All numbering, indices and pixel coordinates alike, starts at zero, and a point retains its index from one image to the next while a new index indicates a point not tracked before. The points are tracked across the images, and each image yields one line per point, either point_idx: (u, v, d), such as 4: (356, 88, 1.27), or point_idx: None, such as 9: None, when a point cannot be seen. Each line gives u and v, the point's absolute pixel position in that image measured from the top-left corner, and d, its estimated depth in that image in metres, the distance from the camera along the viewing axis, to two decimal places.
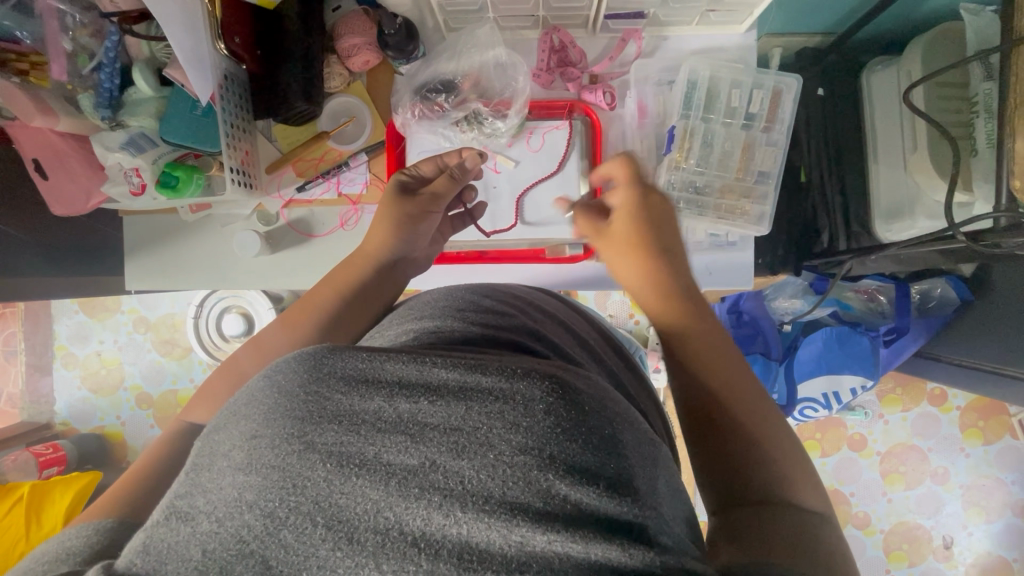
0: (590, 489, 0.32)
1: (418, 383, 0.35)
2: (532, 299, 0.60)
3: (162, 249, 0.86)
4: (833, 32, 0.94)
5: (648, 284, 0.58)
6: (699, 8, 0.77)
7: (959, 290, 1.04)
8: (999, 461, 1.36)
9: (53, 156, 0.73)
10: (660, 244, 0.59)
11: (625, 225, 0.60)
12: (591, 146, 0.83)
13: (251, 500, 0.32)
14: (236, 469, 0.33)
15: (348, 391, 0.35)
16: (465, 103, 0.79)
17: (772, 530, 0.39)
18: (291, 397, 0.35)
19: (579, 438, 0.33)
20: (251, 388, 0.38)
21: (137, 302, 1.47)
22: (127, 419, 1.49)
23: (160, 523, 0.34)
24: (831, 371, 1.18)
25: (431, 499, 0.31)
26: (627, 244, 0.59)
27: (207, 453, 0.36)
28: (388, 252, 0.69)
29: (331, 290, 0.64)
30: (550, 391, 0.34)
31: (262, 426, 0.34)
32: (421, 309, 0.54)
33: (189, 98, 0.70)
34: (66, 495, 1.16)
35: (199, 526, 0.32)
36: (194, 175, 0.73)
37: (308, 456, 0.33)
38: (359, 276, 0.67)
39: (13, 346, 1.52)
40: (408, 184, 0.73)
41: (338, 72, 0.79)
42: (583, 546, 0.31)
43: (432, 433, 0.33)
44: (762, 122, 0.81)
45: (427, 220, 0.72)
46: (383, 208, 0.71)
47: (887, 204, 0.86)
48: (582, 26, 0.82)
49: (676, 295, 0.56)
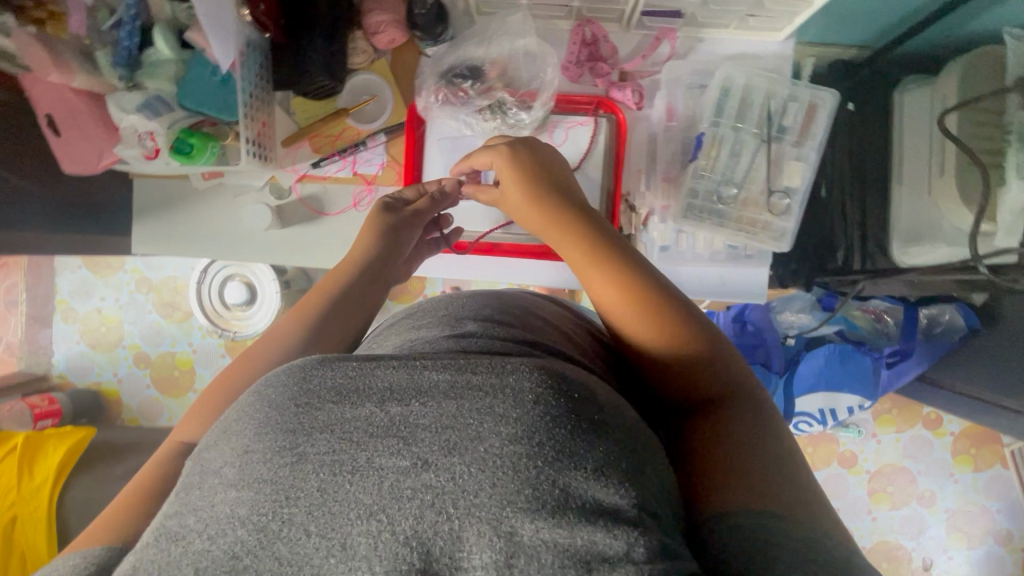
0: (579, 472, 0.33)
1: (408, 387, 0.36)
2: (531, 305, 0.60)
3: (168, 216, 0.85)
4: (871, 45, 0.93)
5: (565, 248, 0.61)
6: (739, 12, 0.75)
7: (968, 318, 1.03)
8: (987, 489, 1.37)
9: (65, 111, 0.71)
10: (564, 208, 0.62)
11: (523, 198, 0.65)
12: (615, 142, 0.80)
13: (244, 516, 0.32)
14: (229, 486, 0.34)
15: (339, 401, 0.36)
16: (490, 92, 0.78)
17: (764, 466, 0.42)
18: (283, 410, 0.36)
19: (569, 424, 0.34)
20: (241, 405, 0.38)
21: (141, 262, 1.46)
22: (124, 377, 1.49)
23: (150, 545, 0.33)
24: (831, 389, 1.18)
25: (422, 499, 0.32)
26: (533, 211, 0.64)
27: (198, 472, 0.36)
28: (373, 257, 0.71)
29: (342, 283, 0.67)
30: (539, 381, 0.35)
31: (254, 441, 0.35)
32: (419, 318, 0.55)
33: (210, 63, 0.69)
34: (59, 450, 1.15)
35: (190, 546, 0.32)
36: (209, 143, 0.72)
37: (301, 467, 0.33)
38: (345, 277, 0.68)
39: (14, 296, 1.52)
40: (395, 203, 0.76)
41: (363, 48, 0.77)
42: (572, 532, 0.32)
43: (422, 434, 0.34)
44: (794, 136, 0.78)
45: (410, 233, 0.76)
46: (367, 222, 0.73)
47: (907, 227, 0.85)
48: (616, 21, 0.80)
49: (591, 249, 0.58)
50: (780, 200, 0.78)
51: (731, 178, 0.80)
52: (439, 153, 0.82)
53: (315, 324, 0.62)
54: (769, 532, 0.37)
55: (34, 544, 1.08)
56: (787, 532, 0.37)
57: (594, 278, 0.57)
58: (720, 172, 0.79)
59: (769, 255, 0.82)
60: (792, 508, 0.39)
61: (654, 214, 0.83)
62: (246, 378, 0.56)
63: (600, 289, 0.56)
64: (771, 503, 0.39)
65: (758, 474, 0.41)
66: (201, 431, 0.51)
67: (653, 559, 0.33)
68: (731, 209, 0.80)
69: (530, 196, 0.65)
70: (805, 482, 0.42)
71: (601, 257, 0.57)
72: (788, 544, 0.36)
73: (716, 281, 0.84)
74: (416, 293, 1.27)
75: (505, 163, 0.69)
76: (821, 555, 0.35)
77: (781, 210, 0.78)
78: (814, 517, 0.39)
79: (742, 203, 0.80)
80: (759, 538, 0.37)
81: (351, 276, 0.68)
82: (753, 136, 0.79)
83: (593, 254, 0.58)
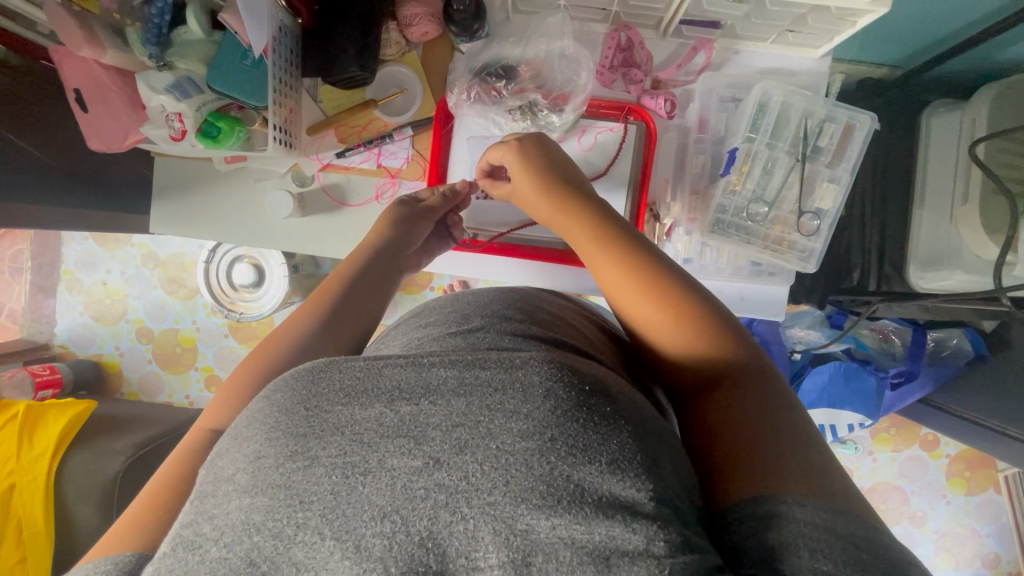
0: (592, 467, 0.33)
1: (417, 385, 0.36)
2: (544, 302, 0.59)
3: (187, 197, 0.85)
4: (901, 66, 0.94)
5: (573, 236, 0.63)
6: (779, 27, 0.74)
7: (976, 344, 1.04)
8: (978, 513, 1.38)
9: (95, 89, 0.71)
10: (570, 195, 0.65)
11: (532, 187, 0.67)
12: (644, 151, 0.80)
13: (259, 523, 0.32)
14: (242, 493, 0.34)
15: (348, 402, 0.35)
16: (523, 92, 0.78)
17: (783, 453, 0.41)
18: (292, 414, 0.35)
19: (581, 418, 0.34)
20: (252, 409, 0.38)
21: (148, 237, 1.45)
22: (125, 350, 1.49)
23: (167, 555, 0.34)
24: (832, 406, 1.18)
25: (436, 499, 0.32)
26: (542, 200, 0.66)
27: (212, 480, 0.36)
28: (387, 247, 0.71)
29: (353, 271, 0.68)
30: (549, 375, 0.35)
31: (265, 446, 0.35)
32: (427, 315, 0.55)
33: (241, 47, 0.69)
34: (60, 421, 1.15)
35: (207, 555, 0.33)
36: (236, 128, 0.72)
37: (313, 470, 0.33)
38: (359, 264, 0.69)
39: (20, 263, 1.52)
40: (410, 198, 0.77)
41: (395, 40, 0.77)
42: (587, 527, 0.32)
43: (433, 433, 0.34)
44: (828, 158, 0.78)
45: (422, 226, 0.76)
46: (383, 216, 0.74)
47: (925, 252, 0.84)
48: (653, 27, 0.79)
49: (596, 234, 0.60)
50: (811, 221, 0.78)
51: (759, 195, 0.80)
52: (466, 150, 0.82)
53: (330, 312, 0.62)
54: (791, 515, 0.37)
55: (29, 514, 1.09)
56: (810, 512, 0.37)
57: (619, 281, 0.56)
58: (751, 188, 0.80)
59: (792, 274, 0.82)
60: (816, 490, 0.38)
61: (678, 225, 0.83)
62: (258, 373, 0.55)
63: (605, 275, 0.58)
64: (792, 484, 0.39)
65: (776, 456, 0.41)
66: (225, 421, 0.50)
67: (673, 552, 0.32)
68: (759, 228, 0.80)
69: (541, 193, 0.66)
70: (825, 459, 0.41)
71: (628, 260, 0.57)
72: (807, 525, 0.36)
73: (735, 294, 0.84)
74: (423, 285, 1.27)
75: (512, 159, 0.69)
76: (844, 536, 0.35)
77: (811, 231, 0.79)
78: (836, 493, 0.38)
79: (771, 221, 0.80)
80: (780, 521, 0.37)
81: (364, 262, 0.69)
82: (786, 155, 0.79)
83: (619, 257, 0.57)
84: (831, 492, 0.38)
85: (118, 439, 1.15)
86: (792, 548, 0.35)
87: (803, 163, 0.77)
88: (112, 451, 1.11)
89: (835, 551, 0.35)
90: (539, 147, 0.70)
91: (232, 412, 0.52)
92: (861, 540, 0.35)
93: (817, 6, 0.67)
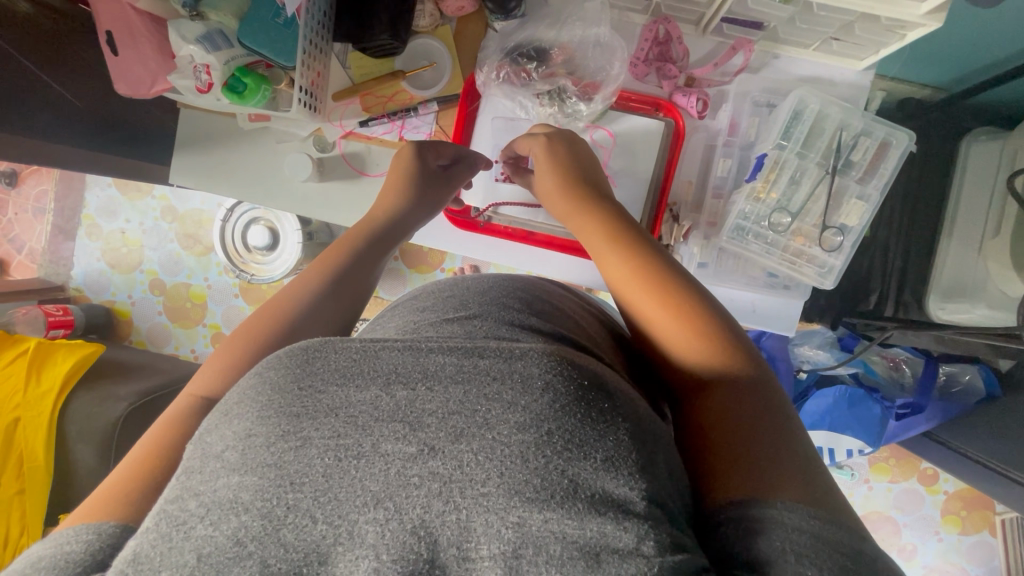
0: (588, 462, 0.32)
1: (414, 370, 0.35)
2: (541, 291, 0.57)
3: (210, 153, 0.85)
4: (945, 88, 0.92)
5: (587, 225, 0.62)
6: (824, 34, 0.72)
7: (989, 383, 1.02)
8: (969, 553, 1.35)
9: (126, 32, 0.71)
10: (590, 188, 0.65)
11: (551, 179, 0.67)
12: (669, 149, 0.80)
13: (247, 502, 0.32)
14: (231, 470, 0.33)
15: (343, 383, 0.35)
16: (553, 78, 0.77)
17: (770, 457, 0.40)
18: (285, 393, 0.35)
19: (578, 413, 0.33)
20: (242, 387, 0.37)
21: (170, 190, 1.47)
22: (137, 300, 1.51)
23: (151, 530, 0.33)
24: (832, 429, 1.14)
25: (430, 487, 0.32)
26: (559, 195, 0.66)
27: (199, 456, 0.35)
28: (401, 205, 0.71)
29: (363, 239, 0.67)
30: (549, 367, 0.35)
31: (257, 424, 0.34)
32: (426, 299, 0.54)
33: (274, 5, 0.69)
34: (68, 361, 1.17)
35: (192, 531, 0.32)
36: (262, 86, 0.73)
37: (305, 451, 0.33)
38: (371, 225, 0.69)
39: (43, 203, 1.54)
40: (427, 157, 0.74)
41: (429, 12, 0.76)
42: (578, 523, 0.31)
43: (429, 420, 0.33)
44: (859, 173, 0.76)
45: (443, 192, 0.76)
46: (398, 177, 0.73)
47: (947, 283, 0.82)
48: (693, 23, 0.78)
49: (606, 224, 0.61)
50: (833, 236, 0.76)
51: (783, 205, 0.78)
52: (490, 130, 0.83)
53: (337, 276, 0.61)
54: (779, 517, 0.36)
55: (30, 447, 1.11)
56: (800, 517, 0.36)
57: (624, 276, 0.56)
58: (776, 198, 0.78)
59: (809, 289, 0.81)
60: (806, 494, 0.38)
61: (696, 229, 0.83)
62: (272, 333, 0.55)
63: (607, 264, 0.59)
64: (782, 490, 0.38)
65: (767, 464, 0.40)
66: (220, 392, 0.50)
67: (662, 552, 0.32)
68: (780, 238, 0.79)
69: (560, 190, 0.66)
70: (811, 461, 0.41)
71: (640, 260, 0.56)
72: (796, 530, 0.35)
73: (747, 304, 0.84)
74: (434, 266, 1.27)
75: (540, 151, 0.69)
76: (833, 544, 0.35)
77: (834, 246, 0.76)
78: (818, 497, 0.38)
79: (793, 233, 0.78)
80: (768, 525, 0.36)
81: (382, 225, 0.69)
82: (816, 166, 0.77)
83: (630, 256, 0.57)
84: (817, 498, 0.38)
85: (121, 386, 1.16)
86: (780, 555, 0.34)
87: (832, 176, 0.75)
88: (114, 397, 1.13)
89: (822, 558, 0.34)
90: (565, 134, 0.71)
91: (231, 380, 0.51)
92: (846, 548, 0.35)
93: (866, 14, 0.64)
